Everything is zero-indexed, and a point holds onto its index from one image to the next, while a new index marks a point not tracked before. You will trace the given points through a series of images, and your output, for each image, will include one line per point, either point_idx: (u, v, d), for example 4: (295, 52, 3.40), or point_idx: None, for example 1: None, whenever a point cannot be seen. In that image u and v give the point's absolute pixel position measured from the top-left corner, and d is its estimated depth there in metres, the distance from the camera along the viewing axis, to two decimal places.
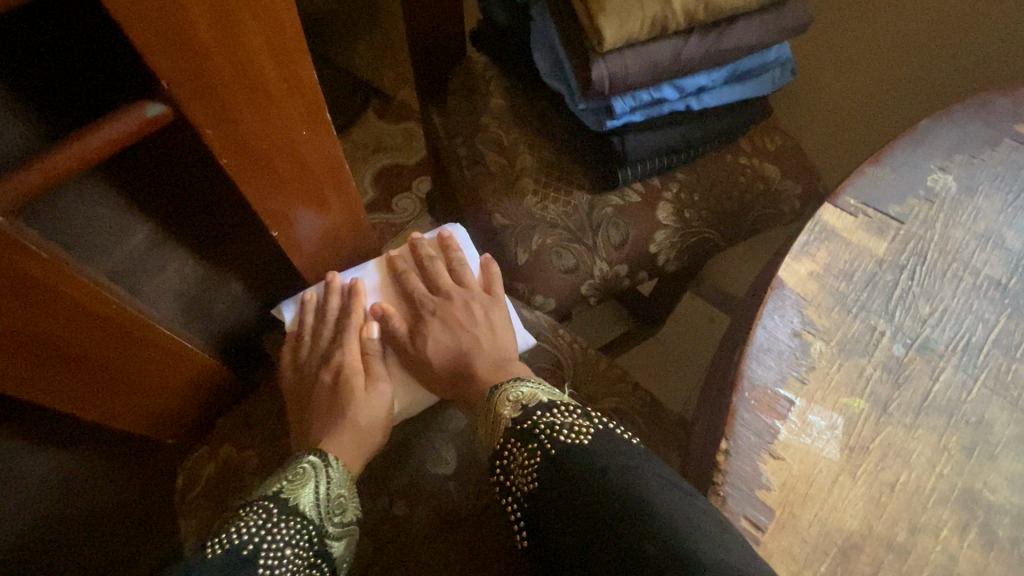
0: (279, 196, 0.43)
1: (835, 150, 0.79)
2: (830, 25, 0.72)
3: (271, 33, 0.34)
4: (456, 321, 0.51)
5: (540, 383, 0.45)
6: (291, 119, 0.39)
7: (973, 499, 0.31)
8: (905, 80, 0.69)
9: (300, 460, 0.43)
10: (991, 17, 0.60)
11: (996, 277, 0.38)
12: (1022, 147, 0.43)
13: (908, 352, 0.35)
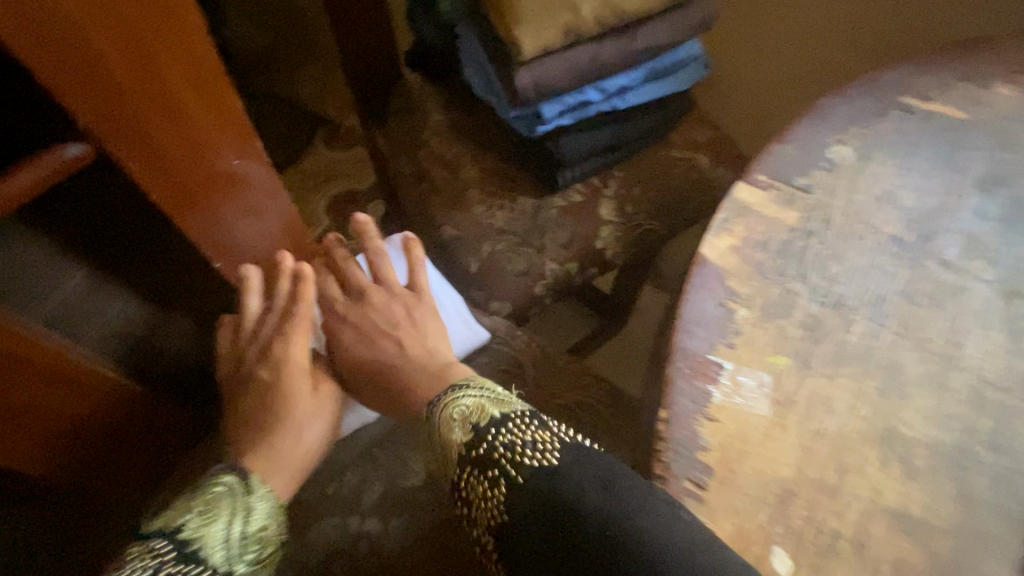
0: (212, 213, 0.42)
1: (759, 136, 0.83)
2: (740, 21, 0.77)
3: (179, 49, 0.34)
4: (388, 318, 0.50)
5: (485, 389, 0.41)
6: (215, 136, 0.39)
7: (892, 436, 0.33)
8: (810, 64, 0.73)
9: (213, 484, 0.41)
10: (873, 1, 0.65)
11: (895, 234, 0.41)
12: (908, 116, 0.48)
13: (823, 309, 0.38)
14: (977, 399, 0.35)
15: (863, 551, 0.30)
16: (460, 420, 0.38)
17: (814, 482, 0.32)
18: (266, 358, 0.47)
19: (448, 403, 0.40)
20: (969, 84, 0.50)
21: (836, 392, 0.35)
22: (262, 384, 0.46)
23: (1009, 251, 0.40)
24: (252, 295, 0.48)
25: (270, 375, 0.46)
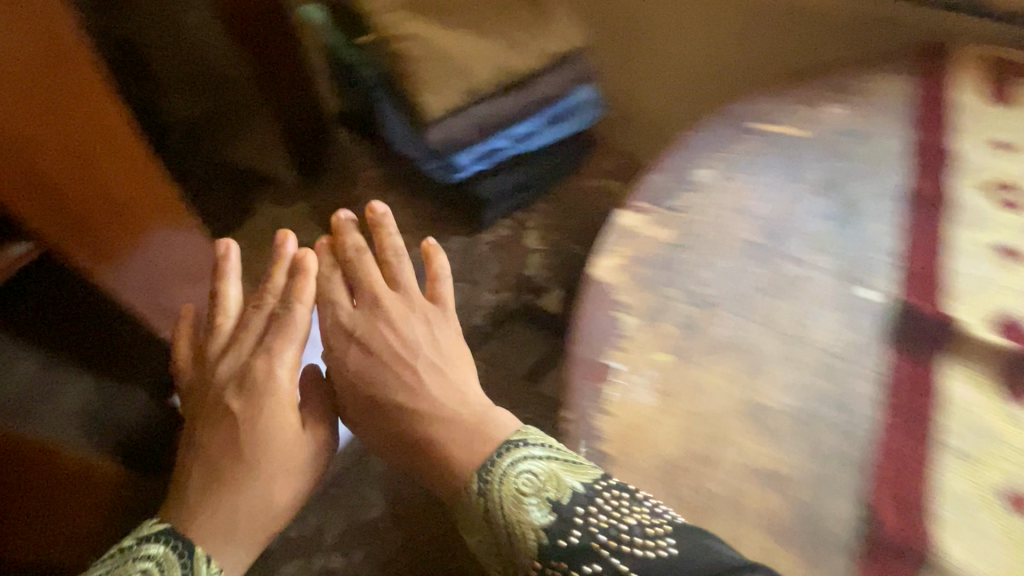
0: (116, 243, 0.48)
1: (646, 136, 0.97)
2: (616, 37, 0.91)
3: (58, 96, 0.41)
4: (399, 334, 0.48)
5: (550, 457, 0.38)
6: (104, 171, 0.46)
7: (758, 408, 0.40)
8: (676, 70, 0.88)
9: (142, 556, 0.39)
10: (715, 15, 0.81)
11: (752, 239, 0.49)
12: (757, 139, 0.57)
13: (696, 309, 0.45)
14: (823, 372, 0.42)
15: (738, 507, 0.36)
16: (534, 497, 0.37)
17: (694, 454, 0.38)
18: (245, 370, 0.48)
19: (510, 479, 0.38)
20: (804, 107, 0.61)
21: (710, 379, 0.41)
22: (234, 404, 0.46)
23: (842, 246, 0.49)
24: (230, 282, 0.53)
25: (250, 380, 0.47)
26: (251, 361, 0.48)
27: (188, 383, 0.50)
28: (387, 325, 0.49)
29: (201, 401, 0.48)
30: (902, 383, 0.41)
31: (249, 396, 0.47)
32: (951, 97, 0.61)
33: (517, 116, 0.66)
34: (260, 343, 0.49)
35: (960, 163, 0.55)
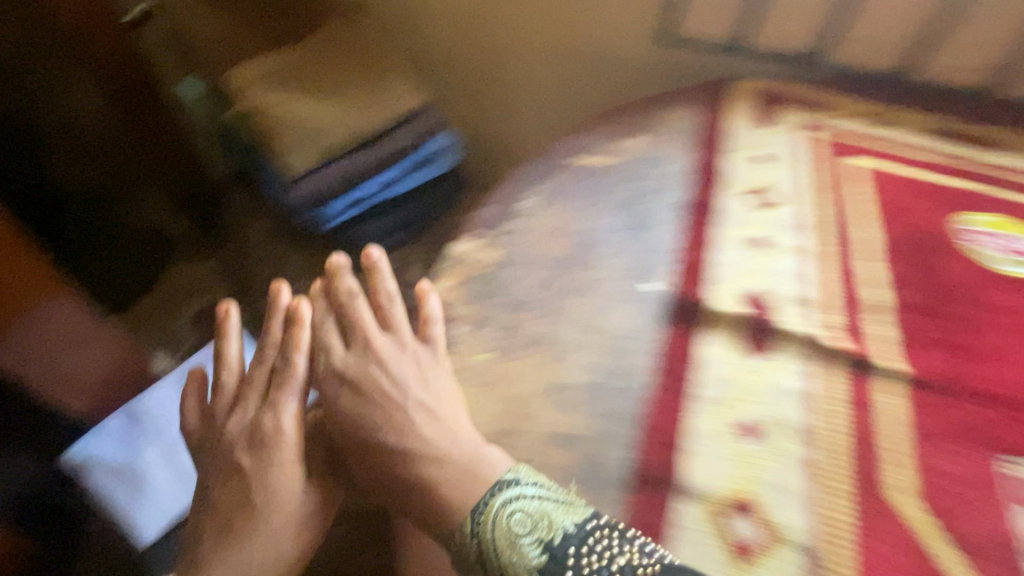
0: None
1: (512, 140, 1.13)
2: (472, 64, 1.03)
3: None
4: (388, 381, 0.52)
5: (546, 499, 0.43)
6: None
7: (557, 388, 0.50)
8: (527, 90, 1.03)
9: None
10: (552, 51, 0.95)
11: (562, 252, 0.60)
12: (569, 170, 0.70)
13: (513, 314, 0.55)
14: (606, 344, 0.53)
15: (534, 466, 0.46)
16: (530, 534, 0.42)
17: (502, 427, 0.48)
18: (251, 427, 0.54)
19: (504, 516, 0.43)
20: (609, 142, 0.75)
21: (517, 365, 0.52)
22: (242, 462, 0.53)
23: (626, 246, 0.61)
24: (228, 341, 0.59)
25: (258, 435, 0.53)
26: (260, 417, 0.54)
27: (199, 435, 0.58)
28: (378, 367, 0.53)
29: (208, 454, 0.56)
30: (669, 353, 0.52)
31: (259, 452, 0.52)
32: (722, 124, 0.78)
33: (376, 168, 0.75)
34: (266, 398, 0.55)
35: (724, 178, 0.70)
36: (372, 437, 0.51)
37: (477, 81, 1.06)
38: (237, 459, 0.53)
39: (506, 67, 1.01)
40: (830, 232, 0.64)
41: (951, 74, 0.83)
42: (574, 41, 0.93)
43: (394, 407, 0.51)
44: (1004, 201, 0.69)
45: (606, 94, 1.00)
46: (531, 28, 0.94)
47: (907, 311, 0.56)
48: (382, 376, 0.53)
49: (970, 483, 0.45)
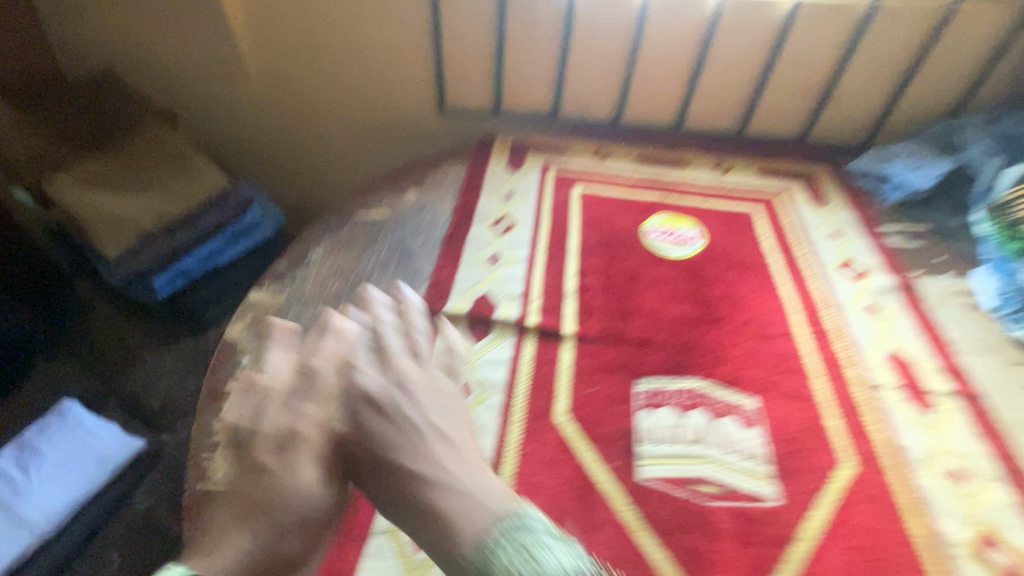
0: None
1: (338, 182, 1.32)
2: (289, 117, 1.20)
3: None
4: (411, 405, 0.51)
5: (543, 538, 0.42)
6: None
7: None
8: (343, 140, 1.23)
9: None
10: (356, 104, 1.17)
11: (338, 288, 0.78)
12: (353, 224, 0.89)
13: (292, 338, 0.70)
14: None
15: None
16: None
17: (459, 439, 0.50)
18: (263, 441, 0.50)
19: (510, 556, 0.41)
20: (391, 197, 0.96)
21: None
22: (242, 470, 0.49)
23: (394, 279, 0.80)
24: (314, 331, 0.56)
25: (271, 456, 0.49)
26: (275, 424, 0.50)
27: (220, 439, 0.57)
28: (398, 387, 0.52)
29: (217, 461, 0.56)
30: None
31: (256, 467, 0.49)
32: (482, 173, 1.02)
33: (195, 241, 0.94)
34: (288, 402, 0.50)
35: (476, 215, 0.93)
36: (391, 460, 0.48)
37: (301, 134, 1.23)
38: (242, 465, 0.49)
39: (325, 131, 1.22)
40: (548, 244, 0.88)
41: (646, 115, 1.13)
42: (371, 99, 1.16)
43: (414, 433, 0.50)
44: (676, 205, 0.97)
45: (405, 136, 1.21)
46: (336, 112, 1.19)
47: (585, 291, 0.80)
48: (407, 392, 0.52)
49: (617, 398, 0.66)
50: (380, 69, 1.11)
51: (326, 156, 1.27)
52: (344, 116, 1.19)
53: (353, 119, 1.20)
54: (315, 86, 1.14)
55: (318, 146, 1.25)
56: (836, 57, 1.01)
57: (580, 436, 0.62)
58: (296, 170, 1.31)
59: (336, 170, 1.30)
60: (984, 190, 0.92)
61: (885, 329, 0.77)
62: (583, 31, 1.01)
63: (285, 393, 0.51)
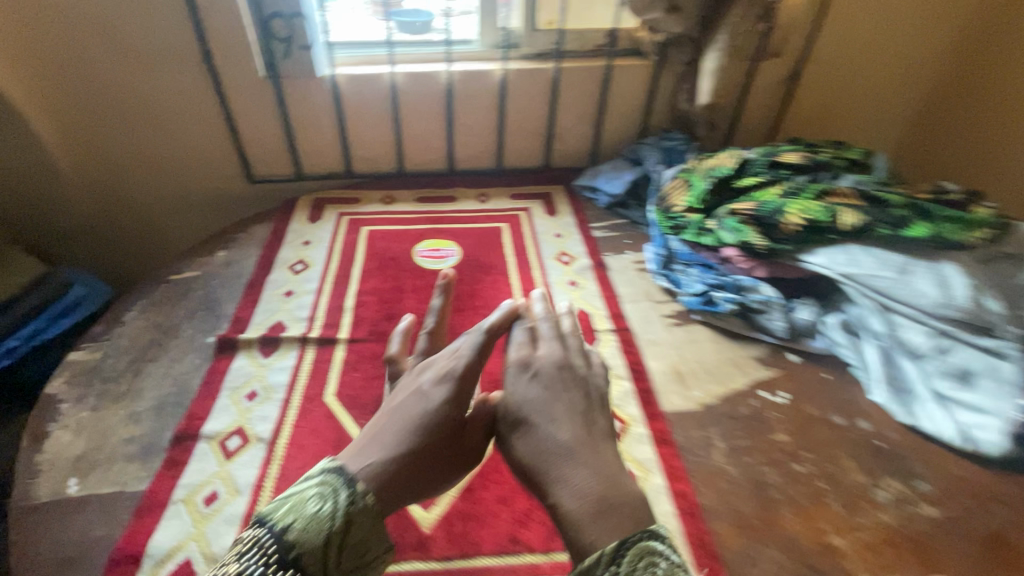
0: None
1: (168, 239, 1.47)
2: (112, 192, 1.35)
3: None
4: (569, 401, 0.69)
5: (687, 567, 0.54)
6: None
7: (134, 412, 0.82)
8: (166, 204, 1.40)
9: None
10: (170, 175, 1.34)
11: (151, 337, 0.95)
12: (166, 286, 1.07)
13: (108, 382, 0.87)
14: (175, 382, 0.87)
15: (111, 458, 0.76)
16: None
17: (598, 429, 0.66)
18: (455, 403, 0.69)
19: (642, 563, 0.51)
20: (204, 258, 1.15)
21: (108, 407, 0.83)
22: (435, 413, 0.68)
23: (201, 323, 0.99)
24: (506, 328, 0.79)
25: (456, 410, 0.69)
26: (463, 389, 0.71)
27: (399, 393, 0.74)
28: (563, 382, 0.71)
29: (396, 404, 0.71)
30: (213, 369, 0.90)
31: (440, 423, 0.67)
32: (286, 228, 1.24)
33: (20, 320, 1.08)
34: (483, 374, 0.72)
35: (278, 263, 1.14)
36: (541, 420, 0.67)
37: (124, 204, 1.39)
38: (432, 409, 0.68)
39: (147, 199, 1.38)
40: (336, 276, 1.11)
41: (424, 163, 1.42)
42: (185, 170, 1.34)
43: (563, 418, 0.67)
44: (442, 230, 1.25)
45: (225, 200, 1.41)
46: (154, 184, 1.36)
47: (360, 306, 1.04)
48: (564, 371, 0.73)
49: (373, 377, 0.90)
50: (185, 146, 1.30)
51: (153, 220, 1.43)
52: (163, 186, 1.36)
53: (173, 188, 1.37)
54: (129, 163, 1.31)
55: (144, 212, 1.41)
56: (546, 107, 1.37)
57: (340, 408, 0.85)
58: (125, 234, 1.45)
59: (164, 231, 1.45)
60: (656, 188, 1.29)
61: (578, 296, 1.09)
62: (351, 106, 1.29)
63: (466, 361, 0.73)
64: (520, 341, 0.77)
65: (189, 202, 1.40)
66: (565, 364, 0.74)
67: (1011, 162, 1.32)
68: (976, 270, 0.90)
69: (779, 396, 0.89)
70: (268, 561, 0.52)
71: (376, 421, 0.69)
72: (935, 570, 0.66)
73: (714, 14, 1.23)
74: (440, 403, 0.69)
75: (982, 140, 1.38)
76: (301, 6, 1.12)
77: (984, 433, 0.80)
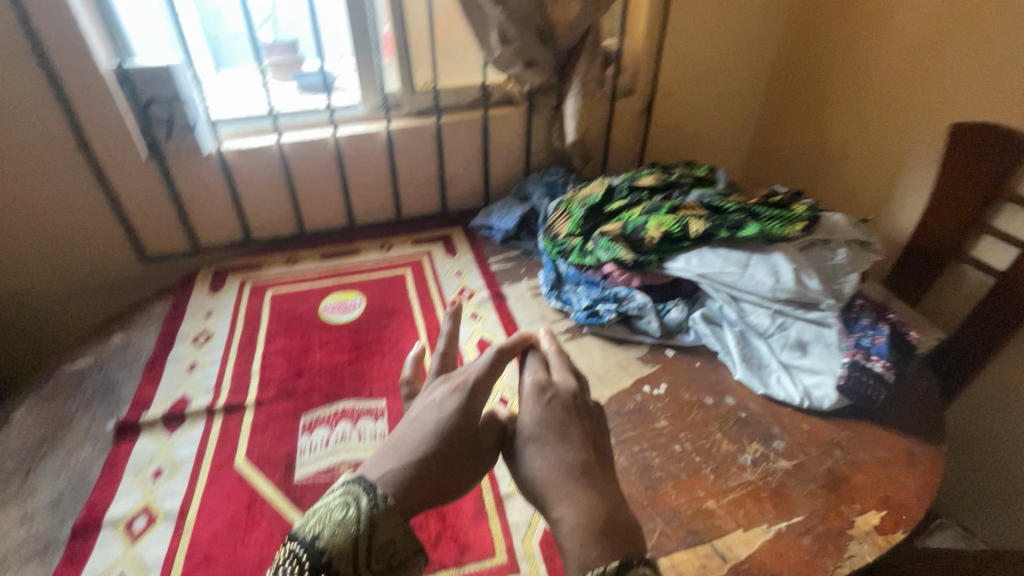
0: None
1: (58, 329, 1.42)
2: None
3: None
4: (582, 432, 0.76)
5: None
6: None
7: (27, 512, 0.80)
8: (53, 296, 1.36)
9: None
10: (54, 265, 1.31)
11: (43, 432, 0.93)
12: (57, 377, 1.05)
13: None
14: (72, 475, 0.86)
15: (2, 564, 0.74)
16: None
17: (605, 460, 0.75)
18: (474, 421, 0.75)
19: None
20: (98, 344, 1.13)
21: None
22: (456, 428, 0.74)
23: (99, 409, 0.97)
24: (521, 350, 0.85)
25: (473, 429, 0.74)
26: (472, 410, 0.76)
27: (419, 406, 0.78)
28: (574, 413, 0.78)
29: (417, 419, 0.76)
30: (114, 455, 0.89)
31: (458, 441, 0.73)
32: (187, 301, 1.25)
33: None
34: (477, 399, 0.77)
35: (179, 337, 1.14)
36: (552, 442, 0.74)
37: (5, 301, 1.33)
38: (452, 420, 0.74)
39: (31, 292, 1.33)
40: (240, 342, 1.13)
41: (324, 222, 1.47)
42: (71, 259, 1.31)
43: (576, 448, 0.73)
44: (347, 284, 1.31)
45: (119, 282, 1.39)
46: (38, 277, 1.31)
47: (268, 368, 1.06)
48: (575, 403, 0.80)
49: (285, 434, 0.93)
50: (69, 236, 1.28)
51: (39, 313, 1.37)
52: (47, 277, 1.32)
53: (59, 278, 1.33)
54: (8, 260, 1.27)
55: (28, 305, 1.35)
56: (433, 156, 1.48)
57: (251, 469, 0.87)
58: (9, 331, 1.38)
59: (54, 322, 1.40)
60: (543, 219, 1.41)
61: (479, 328, 1.19)
62: (243, 178, 1.33)
63: (483, 377, 0.78)
64: (535, 367, 0.84)
65: (79, 290, 1.37)
66: (575, 393, 0.81)
67: (816, 172, 1.61)
68: (796, 257, 1.08)
69: (658, 388, 1.01)
70: (304, 563, 0.61)
71: (400, 435, 0.74)
72: (788, 512, 0.80)
73: (567, 63, 1.38)
74: (454, 413, 0.75)
75: (792, 158, 1.68)
76: (178, 91, 1.16)
77: (821, 391, 0.95)
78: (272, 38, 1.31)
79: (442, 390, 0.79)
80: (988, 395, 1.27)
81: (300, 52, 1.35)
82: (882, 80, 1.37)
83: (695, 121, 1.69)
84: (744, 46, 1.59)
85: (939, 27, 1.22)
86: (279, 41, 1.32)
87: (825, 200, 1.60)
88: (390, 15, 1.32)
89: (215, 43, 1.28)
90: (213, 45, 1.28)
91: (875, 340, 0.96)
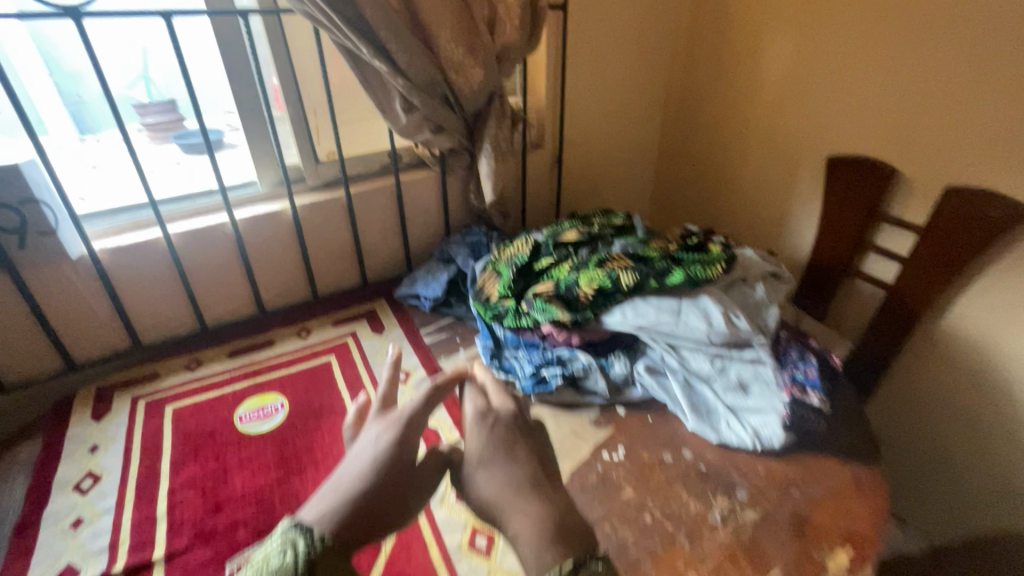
0: None
1: None
2: None
3: None
4: (524, 449, 0.84)
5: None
6: None
7: None
8: None
9: None
10: None
11: None
12: None
13: None
14: None
15: None
16: None
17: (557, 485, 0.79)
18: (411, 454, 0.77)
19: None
20: None
21: None
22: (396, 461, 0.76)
23: None
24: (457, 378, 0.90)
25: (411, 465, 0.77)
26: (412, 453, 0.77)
27: (363, 440, 0.80)
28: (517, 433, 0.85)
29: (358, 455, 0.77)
30: None
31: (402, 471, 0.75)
32: (62, 435, 1.04)
33: None
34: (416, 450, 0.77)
35: (56, 485, 0.94)
36: (500, 464, 0.80)
37: None
38: (392, 451, 0.77)
39: None
40: (138, 479, 0.95)
41: (231, 313, 1.31)
42: None
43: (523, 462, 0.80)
44: (262, 383, 1.16)
45: None
46: None
47: (178, 508, 0.90)
48: (516, 424, 0.87)
49: None
50: None
51: None
52: None
53: None
54: None
55: None
56: (346, 229, 1.39)
57: None
58: None
59: None
60: (472, 282, 1.37)
61: None
62: (124, 278, 1.16)
63: (422, 408, 0.83)
64: (474, 396, 0.90)
65: None
66: (514, 415, 0.88)
67: (717, 205, 1.72)
68: (722, 298, 1.12)
69: (616, 452, 0.99)
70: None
71: (339, 477, 0.74)
72: (765, 569, 0.80)
73: (475, 125, 1.37)
74: (392, 447, 0.77)
75: (694, 195, 1.79)
76: (35, 192, 0.99)
77: (769, 429, 0.98)
78: (145, 98, 1.23)
79: (378, 427, 0.81)
80: (896, 392, 1.39)
81: (179, 111, 1.28)
82: (760, 120, 1.51)
83: (604, 166, 1.75)
84: (639, 94, 1.69)
85: (806, 73, 1.36)
86: (156, 100, 1.25)
87: (730, 231, 1.71)
88: (281, 86, 1.24)
89: (77, 108, 1.18)
90: (75, 112, 1.18)
91: (808, 373, 1.01)
